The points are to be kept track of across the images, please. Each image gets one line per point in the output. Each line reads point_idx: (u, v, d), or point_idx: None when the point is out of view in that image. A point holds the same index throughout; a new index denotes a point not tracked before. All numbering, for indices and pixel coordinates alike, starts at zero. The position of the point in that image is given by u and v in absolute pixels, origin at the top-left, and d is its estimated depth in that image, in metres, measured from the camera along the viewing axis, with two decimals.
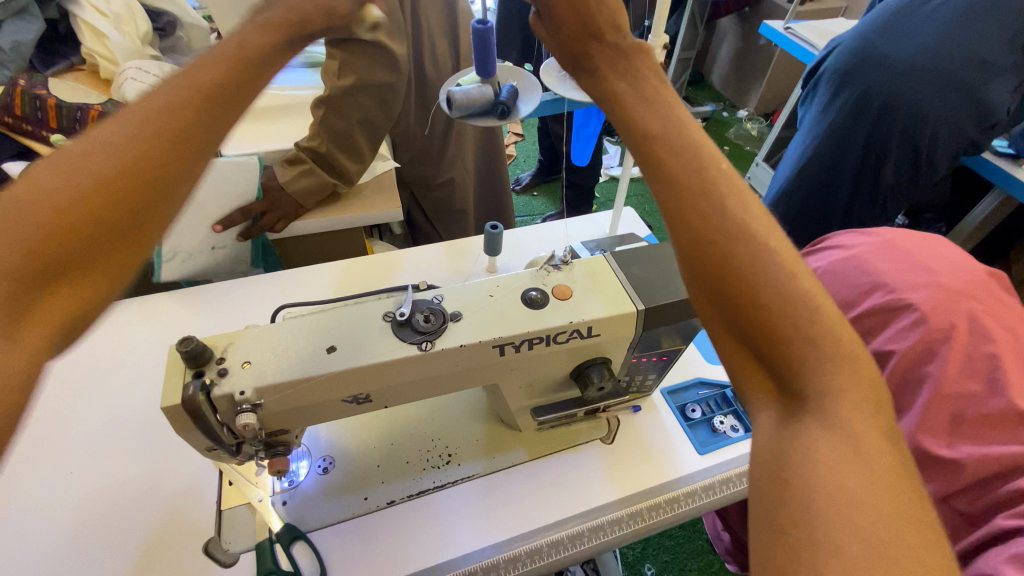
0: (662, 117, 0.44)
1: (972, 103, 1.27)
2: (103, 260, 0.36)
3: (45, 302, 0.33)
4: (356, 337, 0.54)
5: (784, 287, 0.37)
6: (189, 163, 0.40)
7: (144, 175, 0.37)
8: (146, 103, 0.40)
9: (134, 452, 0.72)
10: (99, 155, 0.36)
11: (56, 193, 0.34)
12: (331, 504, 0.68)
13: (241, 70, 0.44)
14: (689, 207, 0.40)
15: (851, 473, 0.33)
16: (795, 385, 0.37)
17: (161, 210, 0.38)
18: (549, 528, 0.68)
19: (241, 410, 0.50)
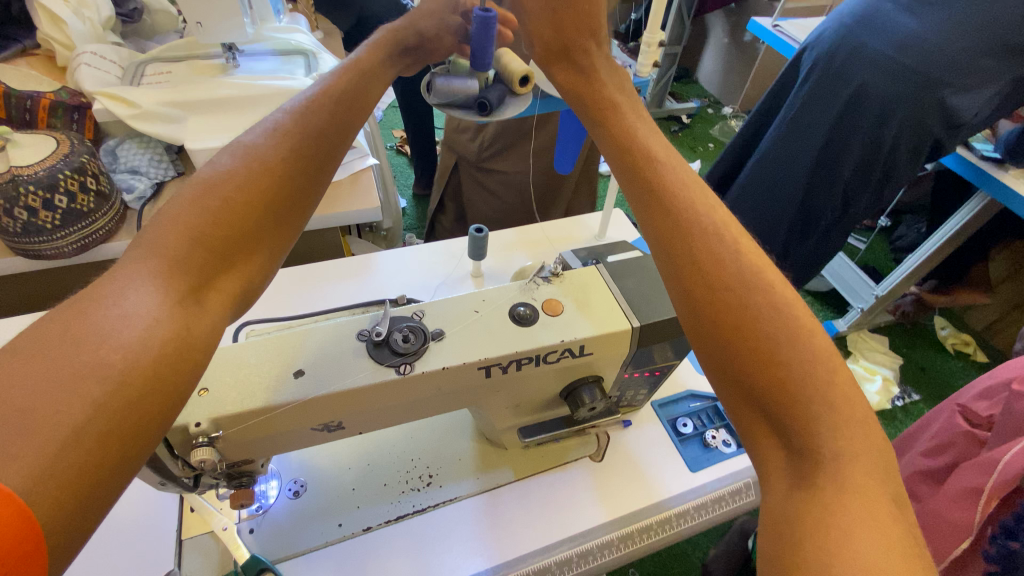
0: (675, 170, 0.45)
1: (938, 105, 1.17)
2: (272, 239, 0.41)
3: (230, 270, 0.38)
4: (327, 360, 0.49)
5: (799, 343, 0.35)
6: (328, 160, 0.47)
7: (294, 166, 0.43)
8: (305, 110, 0.47)
9: (140, 547, 0.61)
10: (262, 149, 0.42)
11: (236, 172, 0.40)
12: (302, 531, 0.63)
13: (354, 91, 0.52)
14: (700, 249, 0.39)
15: (871, 539, 0.30)
16: (805, 443, 0.34)
17: (308, 197, 0.44)
18: (534, 554, 0.64)
19: (196, 444, 0.45)
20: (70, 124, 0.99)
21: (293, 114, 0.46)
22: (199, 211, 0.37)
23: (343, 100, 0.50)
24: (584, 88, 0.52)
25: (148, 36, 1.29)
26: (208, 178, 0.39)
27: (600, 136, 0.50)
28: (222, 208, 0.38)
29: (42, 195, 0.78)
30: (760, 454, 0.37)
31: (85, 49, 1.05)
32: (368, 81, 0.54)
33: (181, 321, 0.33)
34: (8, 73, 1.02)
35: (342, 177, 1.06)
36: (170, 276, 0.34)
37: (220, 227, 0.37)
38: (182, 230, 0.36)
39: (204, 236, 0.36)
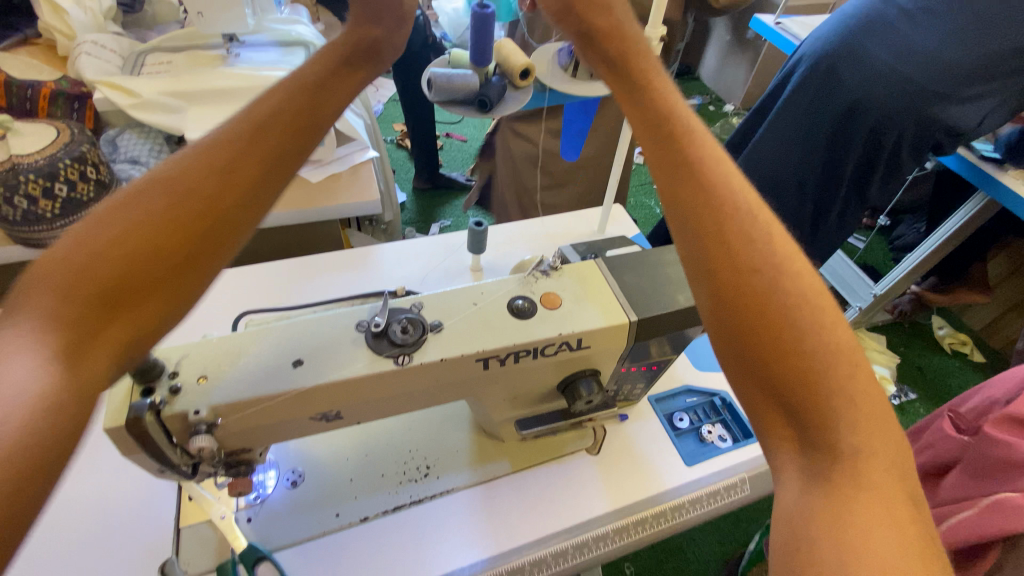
0: (707, 143, 0.44)
1: (929, 120, 1.20)
2: (169, 290, 0.37)
3: (121, 318, 0.35)
4: (325, 350, 0.49)
5: (827, 335, 0.35)
6: (258, 197, 0.42)
7: (203, 195, 0.39)
8: (230, 128, 0.43)
9: (140, 535, 0.62)
10: (167, 179, 0.38)
11: (134, 208, 0.37)
12: (300, 521, 0.64)
13: (302, 100, 0.47)
14: (732, 229, 0.39)
15: (889, 541, 0.31)
16: (828, 437, 0.34)
17: (221, 240, 0.40)
18: (530, 546, 0.65)
19: (196, 432, 0.45)
20: (70, 112, 0.99)
21: (216, 133, 0.42)
22: (75, 267, 0.34)
23: (271, 121, 0.44)
24: (625, 48, 0.50)
25: (149, 26, 1.28)
26: (90, 224, 0.36)
27: (637, 101, 0.47)
28: (96, 263, 0.34)
29: (42, 182, 0.78)
30: (770, 446, 0.37)
31: (86, 38, 1.05)
32: (326, 95, 0.49)
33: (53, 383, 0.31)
34: (10, 62, 1.02)
35: (342, 169, 1.06)
36: (45, 334, 0.32)
37: (96, 281, 0.34)
38: (45, 289, 0.33)
39: (76, 293, 0.33)
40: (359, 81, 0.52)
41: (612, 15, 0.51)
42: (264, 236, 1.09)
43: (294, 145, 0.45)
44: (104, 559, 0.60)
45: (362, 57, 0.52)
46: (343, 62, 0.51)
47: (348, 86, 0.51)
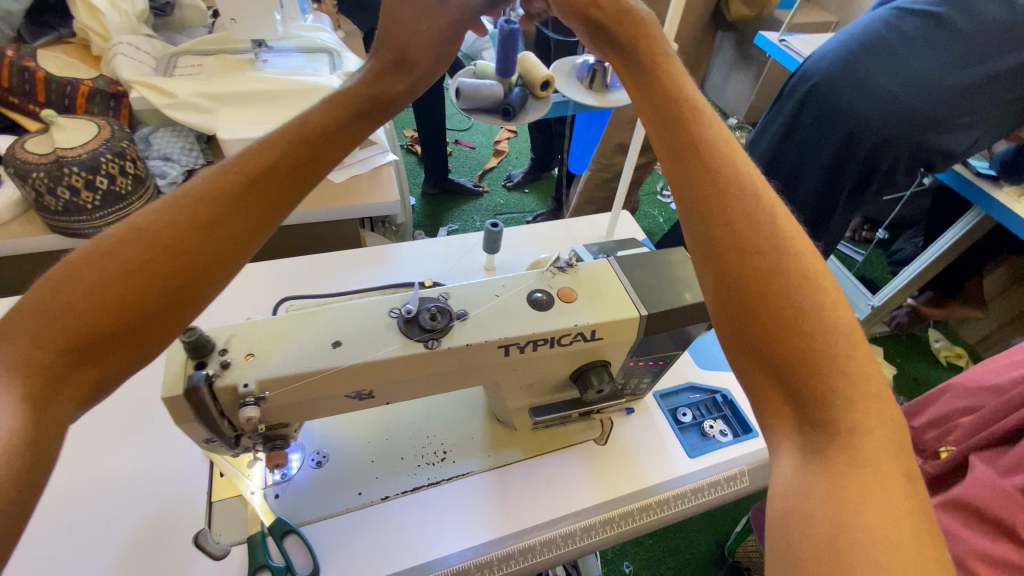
0: (721, 132, 0.49)
1: (925, 146, 1.25)
2: (137, 339, 0.41)
3: (84, 368, 0.40)
4: (361, 332, 0.54)
5: (823, 316, 0.39)
6: (229, 257, 0.45)
7: (173, 256, 0.42)
8: (220, 179, 0.46)
9: (171, 507, 0.65)
10: (143, 236, 0.42)
11: (109, 264, 0.40)
12: (325, 498, 0.68)
13: (299, 156, 0.49)
14: (737, 213, 0.43)
15: (884, 512, 0.34)
16: (825, 414, 0.38)
17: (192, 295, 0.43)
18: (540, 527, 0.68)
19: (244, 403, 0.49)
20: (107, 109, 1.04)
21: (206, 184, 0.45)
22: (53, 315, 0.38)
23: (261, 176, 0.47)
24: (639, 35, 0.53)
25: (178, 29, 1.34)
26: (72, 270, 0.40)
27: (650, 93, 0.52)
28: (71, 313, 0.38)
29: (85, 175, 0.83)
30: (775, 426, 0.41)
31: (122, 40, 1.10)
32: (323, 148, 0.51)
33: (22, 422, 0.36)
34: (51, 59, 1.08)
35: (364, 172, 1.11)
36: (23, 376, 0.37)
37: (71, 330, 0.38)
38: (24, 336, 0.38)
39: (50, 340, 0.38)
40: (365, 130, 0.56)
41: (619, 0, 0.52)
42: (285, 234, 1.14)
43: (277, 203, 0.48)
44: (138, 528, 0.63)
45: (369, 106, 0.56)
46: (353, 116, 0.55)
47: (347, 138, 0.54)
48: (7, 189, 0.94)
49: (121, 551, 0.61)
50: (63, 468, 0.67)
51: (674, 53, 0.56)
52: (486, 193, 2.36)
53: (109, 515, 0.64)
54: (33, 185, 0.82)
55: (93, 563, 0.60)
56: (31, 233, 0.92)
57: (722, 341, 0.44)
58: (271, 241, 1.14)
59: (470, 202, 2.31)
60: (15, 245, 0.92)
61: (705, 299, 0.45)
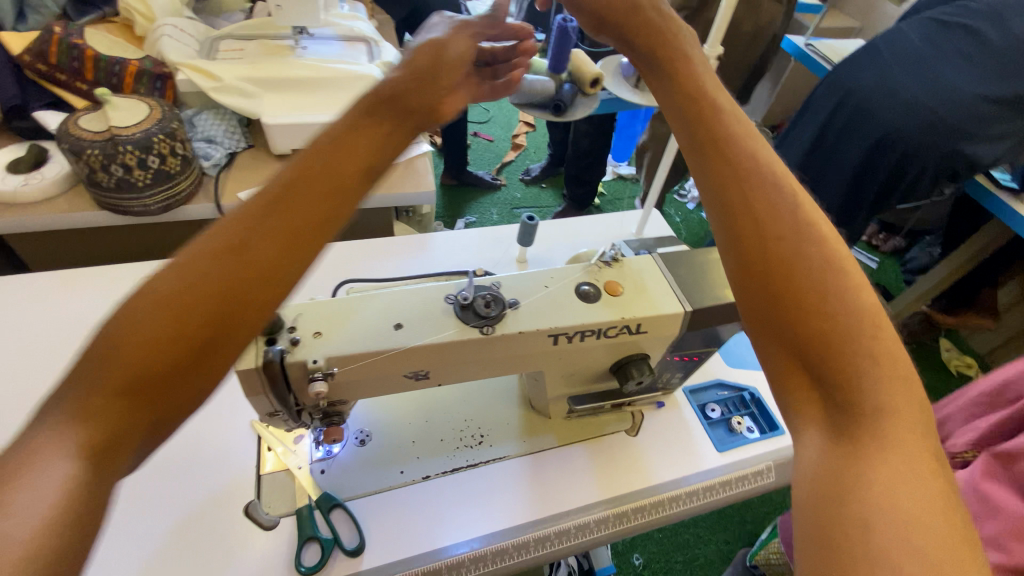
0: (739, 124, 0.51)
1: (955, 153, 1.24)
2: (182, 381, 0.38)
3: (130, 409, 0.36)
4: (420, 315, 0.56)
5: (848, 300, 0.41)
6: (276, 290, 0.40)
7: (224, 292, 0.38)
8: (274, 206, 0.41)
9: (214, 476, 0.68)
10: (197, 273, 0.38)
11: (164, 300, 0.37)
12: (369, 475, 0.70)
13: (344, 175, 0.43)
14: (759, 202, 0.45)
15: (913, 492, 0.35)
16: (851, 398, 0.40)
17: (238, 328, 0.39)
18: (575, 512, 0.71)
19: (314, 378, 0.51)
20: (153, 90, 1.06)
21: (252, 213, 0.41)
22: (108, 356, 0.36)
23: (285, 192, 0.41)
24: (656, 37, 0.56)
25: (217, 12, 1.35)
26: (118, 312, 0.37)
27: (669, 89, 0.54)
28: (116, 356, 0.35)
29: (138, 154, 0.85)
30: (801, 421, 0.42)
31: (167, 22, 1.12)
32: (350, 152, 0.44)
33: (84, 467, 0.34)
34: (97, 37, 1.10)
35: (400, 161, 1.13)
36: (79, 426, 0.34)
37: (122, 373, 0.35)
38: (85, 382, 0.36)
39: (98, 386, 0.35)
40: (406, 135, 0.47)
41: (634, 1, 0.55)
42: None
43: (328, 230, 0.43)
44: (185, 494, 0.66)
45: (386, 99, 0.46)
46: (362, 113, 0.46)
47: (389, 150, 0.46)
48: (55, 165, 0.97)
49: (169, 514, 0.64)
50: None
51: (698, 50, 0.58)
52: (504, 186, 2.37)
53: (157, 481, 0.67)
54: (87, 161, 0.84)
55: (142, 525, 0.63)
56: (77, 209, 0.94)
57: (748, 329, 0.46)
58: None
59: (488, 195, 2.32)
60: (61, 220, 0.94)
61: (730, 285, 0.47)
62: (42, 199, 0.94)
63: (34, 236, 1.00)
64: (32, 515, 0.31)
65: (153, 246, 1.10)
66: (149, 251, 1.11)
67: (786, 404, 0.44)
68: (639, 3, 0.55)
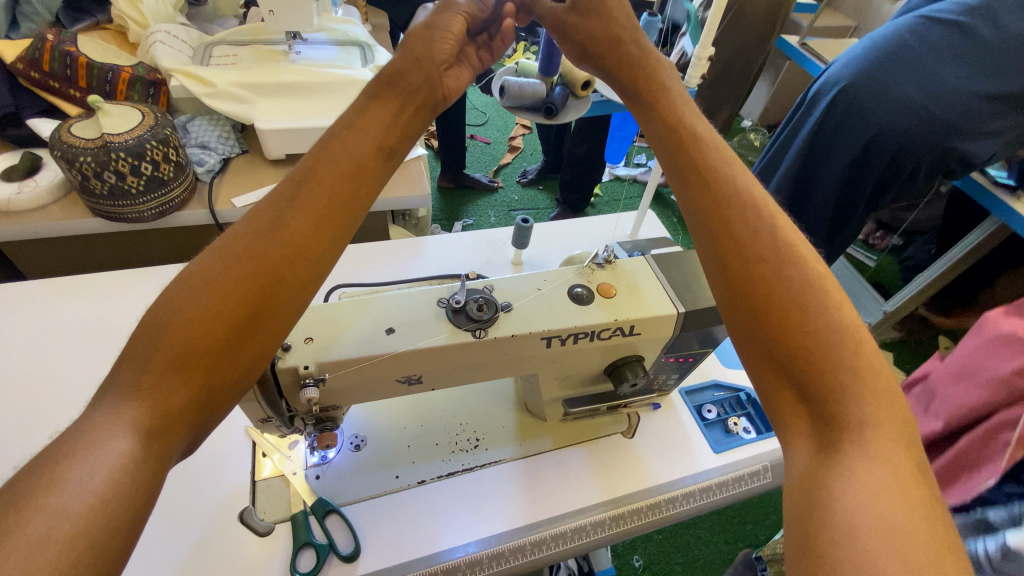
0: (713, 147, 0.52)
1: (949, 151, 1.25)
2: (231, 358, 0.38)
3: (180, 385, 0.36)
4: (412, 321, 0.56)
5: (830, 323, 0.41)
6: (314, 265, 0.42)
7: (266, 270, 0.39)
8: (302, 190, 0.43)
9: (206, 484, 0.67)
10: (236, 252, 0.39)
11: (208, 278, 0.38)
12: (364, 480, 0.70)
13: (358, 157, 0.46)
14: (737, 225, 0.46)
15: (892, 500, 0.34)
16: (834, 411, 0.39)
17: (282, 302, 0.40)
18: (571, 515, 0.71)
19: (305, 384, 0.51)
20: (146, 96, 1.08)
21: (275, 200, 0.43)
22: (152, 339, 0.36)
23: (310, 174, 0.44)
24: (640, 73, 0.57)
25: (210, 19, 1.36)
26: (162, 296, 0.38)
27: (651, 119, 0.56)
28: (168, 333, 0.36)
29: (131, 161, 0.85)
30: (789, 427, 0.42)
31: (160, 28, 1.12)
32: (365, 135, 0.47)
33: (142, 444, 0.33)
34: (87, 44, 1.09)
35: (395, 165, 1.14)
36: (135, 405, 0.34)
37: (169, 352, 0.36)
38: (133, 364, 0.36)
39: (152, 364, 0.35)
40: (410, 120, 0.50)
41: (612, 29, 0.56)
42: None
43: (355, 209, 0.45)
44: (174, 503, 0.65)
45: (389, 84, 0.50)
46: (371, 100, 0.49)
47: (400, 131, 0.49)
48: (49, 172, 0.96)
49: (162, 524, 0.63)
50: None
51: (676, 79, 0.59)
52: (501, 189, 2.38)
53: None
54: (79, 169, 0.84)
55: None
56: (71, 216, 0.94)
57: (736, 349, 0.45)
58: None
59: (485, 197, 2.32)
60: (55, 227, 0.93)
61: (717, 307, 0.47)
62: (36, 207, 0.94)
63: (29, 243, 1.00)
64: (84, 491, 0.30)
65: (149, 252, 1.09)
66: (144, 257, 1.11)
67: (774, 409, 0.43)
68: (614, 31, 0.56)
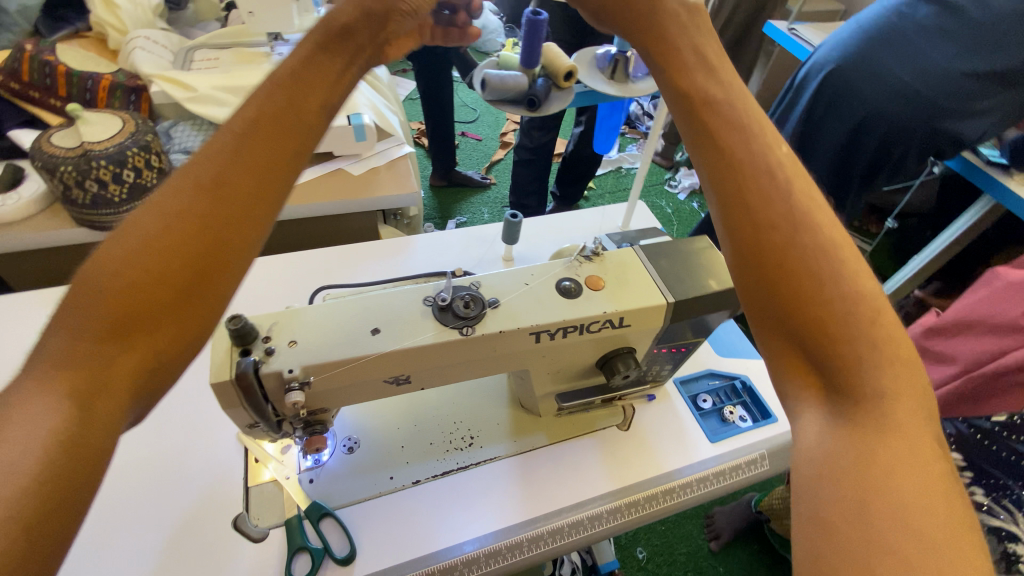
0: (730, 87, 0.46)
1: (937, 133, 1.25)
2: (174, 323, 0.37)
3: (123, 351, 0.35)
4: (397, 320, 0.55)
5: (850, 293, 0.39)
6: (257, 224, 0.40)
7: (207, 229, 0.38)
8: (244, 144, 0.40)
9: (197, 498, 0.67)
10: (169, 209, 0.37)
11: (137, 234, 0.36)
12: (357, 483, 0.69)
13: (292, 107, 0.42)
14: (752, 188, 0.42)
15: (912, 477, 0.33)
16: (847, 381, 0.38)
17: (224, 262, 0.38)
18: (565, 510, 0.70)
19: (290, 388, 0.51)
20: (127, 103, 1.06)
21: (207, 151, 0.40)
22: (84, 303, 0.35)
23: (252, 126, 0.41)
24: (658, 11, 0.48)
25: (190, 23, 1.34)
26: (93, 258, 0.36)
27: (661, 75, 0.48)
28: (103, 298, 0.35)
29: (112, 169, 0.84)
30: (793, 409, 0.41)
31: (140, 34, 1.11)
32: (313, 87, 0.43)
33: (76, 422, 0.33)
34: (69, 53, 1.09)
35: (383, 164, 1.12)
36: (67, 374, 0.34)
37: (104, 319, 0.35)
38: (67, 329, 0.35)
39: (86, 330, 0.35)
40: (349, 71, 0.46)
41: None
42: (298, 228, 1.13)
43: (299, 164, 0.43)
44: (165, 517, 0.65)
45: (340, 35, 0.45)
46: (317, 48, 0.44)
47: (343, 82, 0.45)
48: (32, 183, 0.95)
49: (156, 537, 0.63)
50: None
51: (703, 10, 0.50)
52: (494, 185, 2.36)
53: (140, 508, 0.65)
54: (60, 178, 0.84)
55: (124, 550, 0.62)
56: (57, 227, 0.93)
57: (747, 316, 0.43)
58: (290, 237, 1.15)
59: (478, 194, 2.31)
60: (42, 239, 0.93)
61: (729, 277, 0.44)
62: (21, 218, 0.93)
63: (16, 255, 0.99)
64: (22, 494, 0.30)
65: None
66: None
67: (785, 384, 0.41)
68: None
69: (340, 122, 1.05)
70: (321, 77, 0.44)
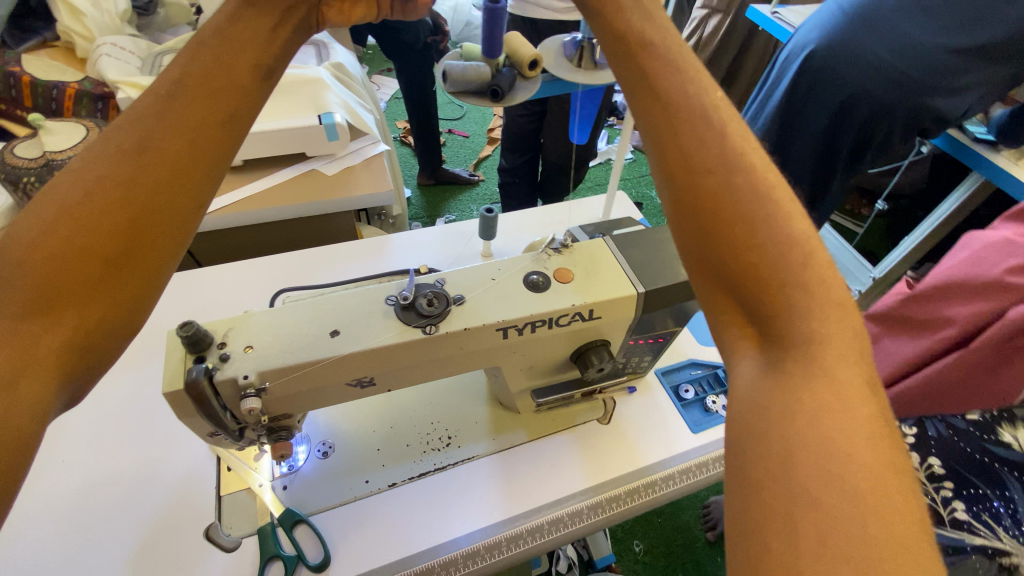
0: (663, 32, 0.44)
1: (923, 109, 1.23)
2: (107, 293, 0.35)
3: (52, 324, 0.34)
4: (358, 321, 0.54)
5: (780, 231, 0.36)
6: (192, 191, 0.39)
7: (135, 193, 0.36)
8: (168, 108, 0.39)
9: (164, 505, 0.65)
10: (92, 176, 0.36)
11: (59, 200, 0.35)
12: (331, 489, 0.68)
13: (219, 71, 0.41)
14: (685, 132, 0.39)
15: (838, 423, 0.31)
16: (781, 327, 0.35)
17: (157, 229, 0.37)
18: (547, 507, 0.69)
19: (246, 395, 0.49)
20: (94, 111, 1.04)
21: (132, 115, 0.38)
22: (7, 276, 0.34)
23: (177, 87, 0.39)
24: None
25: (161, 27, 1.32)
26: (11, 229, 0.35)
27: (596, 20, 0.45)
28: (21, 270, 0.34)
29: None
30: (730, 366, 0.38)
31: (106, 41, 1.09)
32: (241, 46, 0.42)
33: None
34: (34, 62, 1.08)
35: (357, 163, 1.11)
36: None
37: (30, 291, 0.33)
38: None
39: (8, 305, 0.33)
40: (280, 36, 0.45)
41: None
42: (273, 231, 1.12)
43: (236, 132, 0.42)
44: (131, 526, 0.63)
45: None
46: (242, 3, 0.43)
47: (276, 45, 0.44)
48: None
49: (122, 546, 0.62)
50: (55, 470, 0.66)
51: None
52: (482, 181, 2.35)
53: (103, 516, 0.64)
54: (25, 189, 0.83)
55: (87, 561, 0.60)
56: None
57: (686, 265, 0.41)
58: (266, 240, 1.13)
59: (466, 191, 2.30)
60: None
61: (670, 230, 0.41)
62: None
63: None
64: None
65: None
66: None
67: (722, 343, 0.39)
68: None
69: (311, 123, 1.04)
70: (237, 43, 0.42)
